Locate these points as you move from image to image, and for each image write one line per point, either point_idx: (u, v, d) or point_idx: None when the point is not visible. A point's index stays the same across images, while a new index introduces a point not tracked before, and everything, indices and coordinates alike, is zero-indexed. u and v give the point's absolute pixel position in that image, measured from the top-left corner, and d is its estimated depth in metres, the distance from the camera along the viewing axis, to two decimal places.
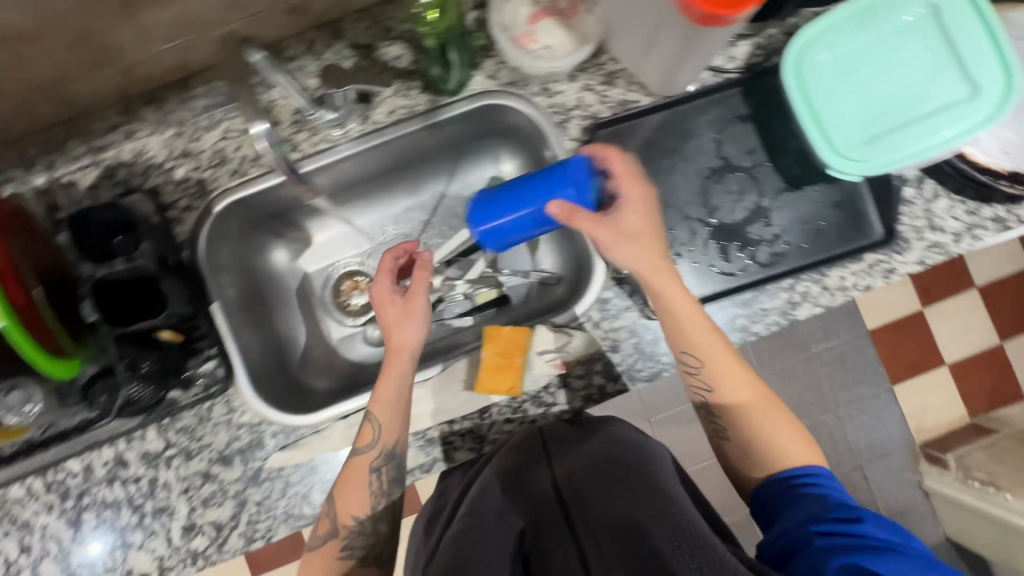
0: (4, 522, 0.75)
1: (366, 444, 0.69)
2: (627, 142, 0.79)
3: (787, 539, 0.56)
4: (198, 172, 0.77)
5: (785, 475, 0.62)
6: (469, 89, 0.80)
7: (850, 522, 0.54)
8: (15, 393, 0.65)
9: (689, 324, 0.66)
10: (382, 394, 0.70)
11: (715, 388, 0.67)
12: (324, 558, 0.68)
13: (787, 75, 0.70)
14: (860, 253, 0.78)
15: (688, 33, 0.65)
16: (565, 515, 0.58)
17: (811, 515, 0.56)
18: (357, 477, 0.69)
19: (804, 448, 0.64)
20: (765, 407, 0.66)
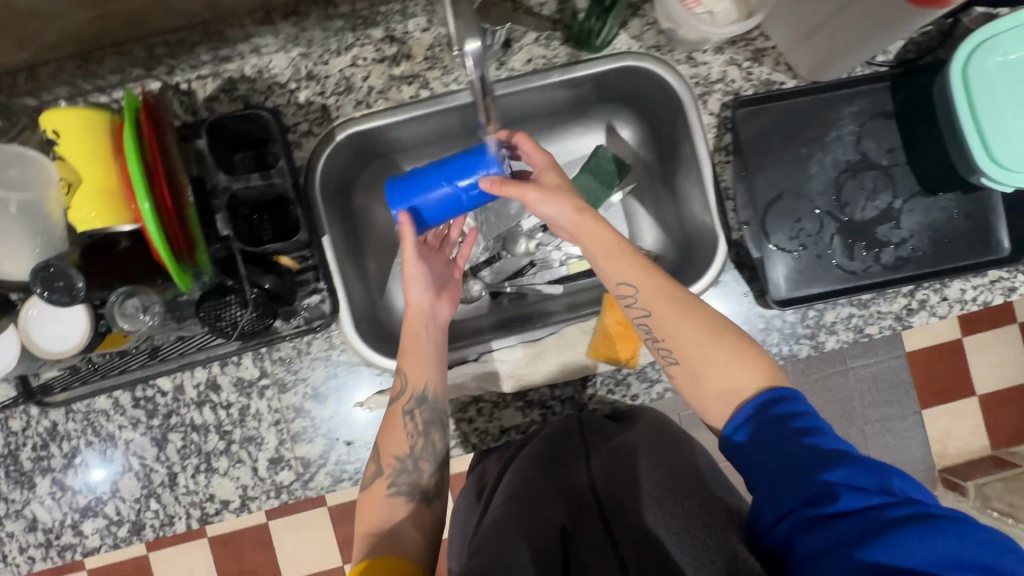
0: (88, 433, 0.73)
1: (397, 391, 0.68)
2: (768, 124, 0.76)
3: (784, 529, 0.47)
4: (321, 97, 0.74)
5: (752, 405, 0.55)
6: (612, 47, 0.77)
7: (826, 501, 0.45)
8: (132, 300, 0.62)
9: (679, 305, 0.62)
10: (406, 346, 0.70)
11: (685, 357, 0.61)
12: (375, 498, 0.63)
13: (958, 74, 0.68)
14: (987, 268, 0.76)
15: (885, 12, 0.62)
16: (601, 516, 0.57)
17: (800, 489, 0.47)
18: (392, 419, 0.67)
19: (761, 372, 0.57)
20: (713, 343, 0.59)
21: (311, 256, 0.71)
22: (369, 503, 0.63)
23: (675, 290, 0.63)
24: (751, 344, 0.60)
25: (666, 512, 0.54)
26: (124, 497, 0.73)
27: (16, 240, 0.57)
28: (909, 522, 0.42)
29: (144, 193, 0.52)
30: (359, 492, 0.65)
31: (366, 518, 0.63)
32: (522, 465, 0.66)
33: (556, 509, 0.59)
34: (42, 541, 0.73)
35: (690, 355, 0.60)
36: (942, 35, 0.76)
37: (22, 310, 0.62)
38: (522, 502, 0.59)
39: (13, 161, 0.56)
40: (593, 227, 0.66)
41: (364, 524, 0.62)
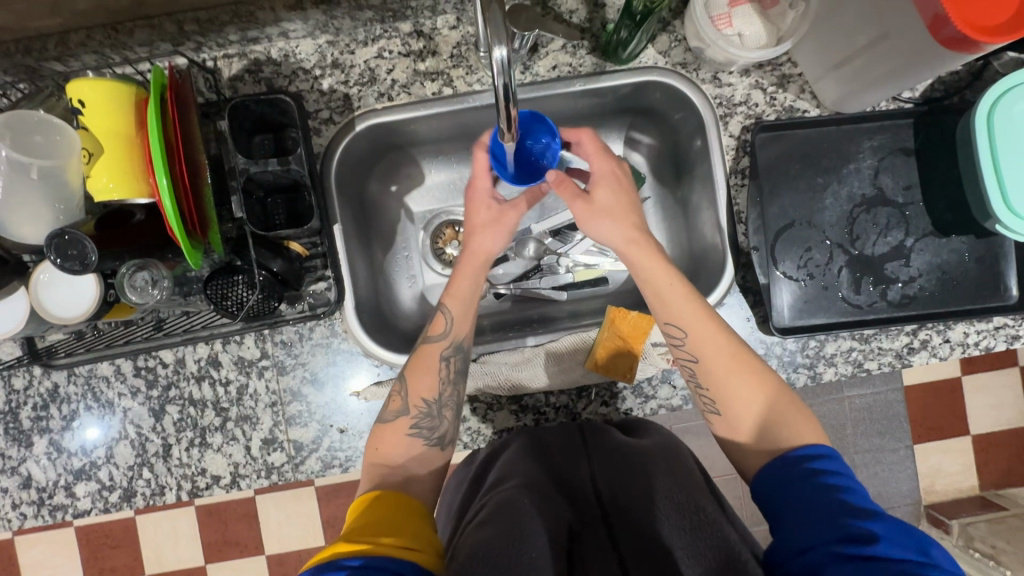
0: (87, 397, 0.74)
1: (438, 333, 0.69)
2: (785, 150, 0.76)
3: (806, 557, 0.48)
4: (345, 86, 0.74)
5: (791, 454, 0.56)
6: (638, 60, 0.76)
7: (861, 542, 0.46)
8: (142, 273, 0.63)
9: (714, 343, 0.63)
10: (456, 289, 0.71)
11: (724, 402, 0.62)
12: (397, 434, 0.64)
13: (981, 112, 0.69)
14: (992, 315, 0.75)
15: (918, 54, 0.62)
16: (604, 519, 0.61)
17: (828, 527, 0.48)
18: (430, 362, 0.67)
19: (806, 427, 0.58)
20: (761, 389, 0.61)
21: (320, 244, 0.73)
22: (392, 434, 0.64)
23: (726, 339, 0.63)
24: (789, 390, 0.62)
25: (670, 522, 0.56)
26: (118, 463, 0.75)
27: (34, 205, 0.58)
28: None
29: (163, 169, 0.53)
30: (379, 423, 0.66)
31: (383, 448, 0.64)
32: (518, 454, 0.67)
33: (564, 509, 0.61)
34: (35, 499, 0.74)
35: (735, 399, 0.61)
36: (971, 77, 0.76)
37: (33, 273, 0.64)
38: (533, 495, 0.60)
39: (40, 128, 0.58)
40: (644, 261, 0.67)
41: (378, 455, 0.64)
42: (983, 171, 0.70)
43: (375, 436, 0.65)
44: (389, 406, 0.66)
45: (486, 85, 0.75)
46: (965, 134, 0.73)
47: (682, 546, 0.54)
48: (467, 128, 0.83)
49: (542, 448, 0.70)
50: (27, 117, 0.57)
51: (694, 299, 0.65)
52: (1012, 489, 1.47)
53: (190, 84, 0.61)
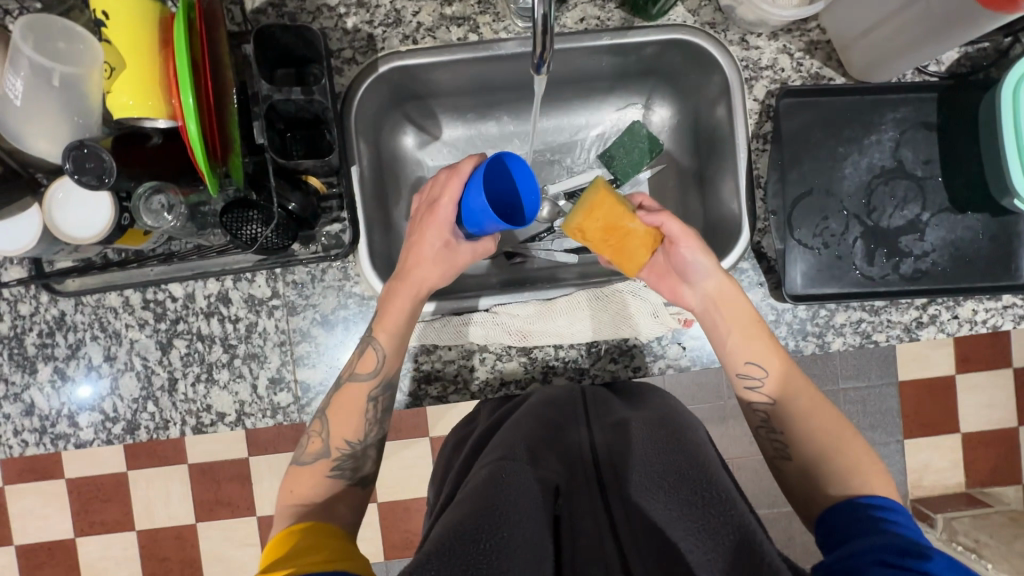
0: (94, 327, 0.74)
1: (367, 371, 0.67)
2: (809, 116, 0.76)
3: (845, 560, 0.48)
4: (370, 26, 0.73)
5: (856, 502, 0.57)
6: (667, 17, 0.76)
7: (913, 557, 0.45)
8: (158, 196, 0.62)
9: (806, 397, 0.66)
10: (386, 321, 0.68)
11: (801, 451, 0.64)
12: (313, 473, 0.65)
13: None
14: (1002, 293, 0.76)
15: (951, 18, 0.62)
16: (601, 492, 0.59)
17: (874, 545, 0.48)
18: (355, 402, 0.67)
19: (876, 478, 0.60)
20: (837, 439, 0.63)
21: (337, 184, 0.72)
22: (307, 476, 0.65)
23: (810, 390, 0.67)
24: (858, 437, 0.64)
25: (662, 500, 0.54)
26: (123, 395, 0.74)
27: (50, 115, 0.57)
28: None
29: (189, 88, 0.52)
30: (296, 464, 0.66)
31: (298, 489, 0.65)
32: (518, 420, 0.66)
33: (556, 471, 0.61)
34: (37, 427, 0.74)
35: (809, 448, 0.64)
36: (998, 54, 0.76)
37: (48, 191, 0.63)
38: (524, 463, 0.58)
39: (64, 35, 0.57)
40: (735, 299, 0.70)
41: (294, 497, 0.64)
42: (1005, 122, 0.69)
43: (290, 478, 0.66)
44: (308, 448, 0.66)
45: (513, 34, 0.75)
46: (989, 110, 0.72)
47: (684, 523, 0.51)
48: (488, 80, 0.82)
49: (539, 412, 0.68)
50: (52, 24, 0.57)
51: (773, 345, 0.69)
52: (998, 488, 1.48)
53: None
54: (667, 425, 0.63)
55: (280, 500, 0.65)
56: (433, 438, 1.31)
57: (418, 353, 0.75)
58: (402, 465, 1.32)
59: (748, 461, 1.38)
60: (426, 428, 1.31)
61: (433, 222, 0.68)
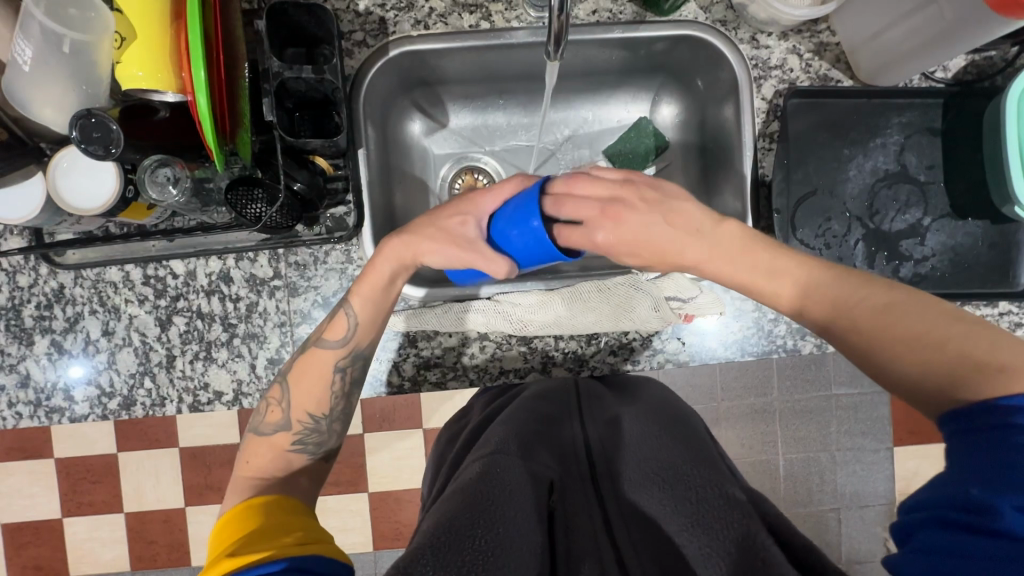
0: (94, 301, 0.73)
1: (335, 337, 0.66)
2: (815, 117, 0.76)
3: (908, 521, 0.44)
4: (382, 9, 0.73)
5: (983, 404, 0.44)
6: (678, 12, 0.76)
7: (981, 515, 0.40)
8: (164, 169, 0.62)
9: (879, 305, 0.53)
10: (363, 284, 0.66)
11: (903, 368, 0.51)
12: (272, 446, 0.65)
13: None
14: (999, 300, 0.77)
15: (965, 18, 0.62)
16: (592, 477, 0.60)
17: (948, 488, 0.42)
18: (320, 369, 0.66)
19: (1023, 371, 0.44)
20: (944, 340, 0.49)
21: (345, 167, 0.72)
22: (264, 448, 0.65)
23: (885, 296, 0.54)
24: (995, 338, 0.47)
25: (655, 494, 0.54)
26: (119, 370, 0.74)
27: (58, 85, 0.57)
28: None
29: (202, 63, 0.52)
30: (254, 433, 0.66)
31: (252, 462, 0.65)
32: (517, 411, 0.66)
33: (547, 464, 0.60)
34: (32, 399, 0.74)
35: (898, 360, 0.51)
36: (1004, 63, 0.76)
37: (53, 160, 0.62)
38: (516, 457, 0.58)
39: (75, 2, 0.56)
40: (724, 238, 0.63)
41: (249, 469, 0.64)
42: (1009, 128, 0.70)
43: (247, 448, 0.65)
44: (266, 418, 0.66)
45: (524, 23, 0.75)
46: (993, 118, 0.73)
47: (679, 518, 0.51)
48: (498, 69, 0.81)
49: (531, 407, 0.68)
50: None
51: (796, 263, 0.60)
52: None
53: None
54: (662, 425, 0.65)
55: (236, 471, 0.65)
56: (426, 430, 1.30)
57: (418, 338, 0.75)
58: (394, 456, 1.31)
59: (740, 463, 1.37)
60: (419, 420, 1.30)
61: (468, 202, 0.67)
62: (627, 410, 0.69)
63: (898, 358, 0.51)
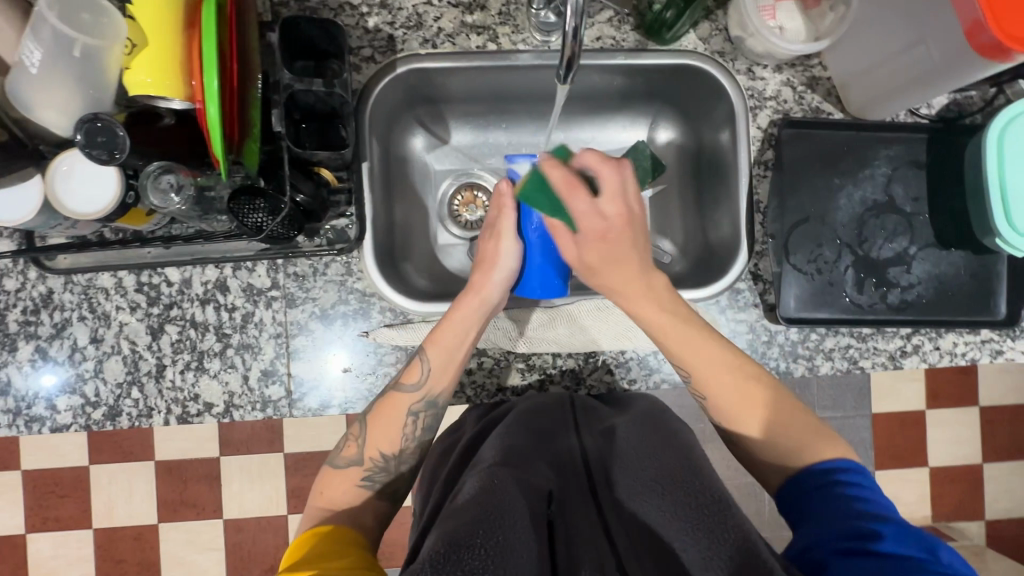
0: (83, 307, 0.71)
1: (412, 381, 0.66)
2: (807, 148, 0.79)
3: (808, 555, 0.50)
4: (390, 27, 0.74)
5: (815, 469, 0.58)
6: (679, 43, 0.79)
7: (867, 539, 0.48)
8: (167, 176, 0.62)
9: (753, 403, 0.62)
10: (437, 337, 0.67)
11: (767, 437, 0.61)
12: (346, 480, 0.64)
13: (1007, 112, 0.72)
14: (980, 328, 0.80)
15: (951, 60, 0.66)
16: (592, 490, 0.61)
17: (833, 528, 0.50)
18: (397, 409, 0.66)
19: (821, 443, 0.59)
20: (787, 425, 0.61)
21: (349, 179, 0.73)
22: (340, 481, 0.64)
23: (755, 385, 0.63)
24: (805, 409, 0.63)
25: (656, 500, 0.54)
26: (106, 379, 0.72)
27: (66, 88, 0.56)
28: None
29: (214, 72, 0.52)
30: (330, 468, 0.66)
31: (328, 493, 0.64)
32: (514, 422, 0.66)
33: (546, 475, 0.60)
34: (10, 408, 0.71)
35: (765, 431, 0.61)
36: (984, 102, 0.80)
37: (52, 163, 0.61)
38: (511, 468, 0.57)
39: (90, 7, 0.56)
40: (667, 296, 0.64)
41: (323, 500, 0.64)
42: (989, 171, 0.73)
43: (321, 480, 0.65)
44: (344, 452, 0.66)
45: (530, 46, 0.77)
46: (974, 155, 0.76)
47: (679, 522, 0.51)
48: (500, 89, 0.83)
49: (528, 422, 0.67)
50: None
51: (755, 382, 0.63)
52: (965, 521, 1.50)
53: None
54: (658, 429, 0.63)
55: (310, 501, 0.65)
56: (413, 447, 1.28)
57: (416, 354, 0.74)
58: None
59: None
60: None
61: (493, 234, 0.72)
62: (621, 420, 0.68)
63: (762, 428, 0.61)
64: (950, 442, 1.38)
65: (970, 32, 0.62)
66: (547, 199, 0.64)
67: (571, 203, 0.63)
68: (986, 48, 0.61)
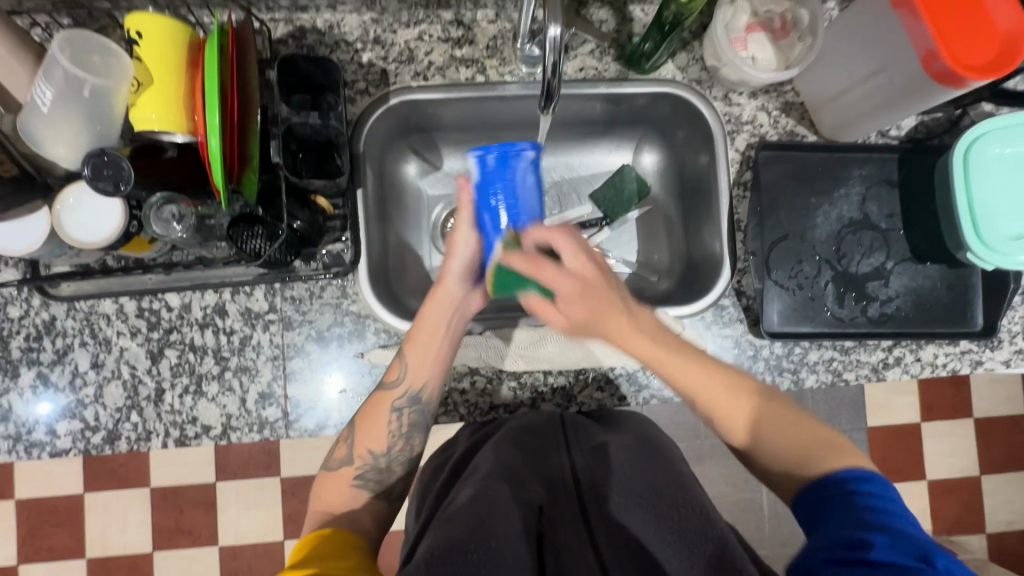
0: (84, 333, 0.73)
1: (393, 380, 0.69)
2: (784, 168, 0.83)
3: (801, 564, 0.50)
4: (383, 61, 0.78)
5: (832, 477, 0.56)
6: (658, 72, 0.83)
7: (861, 548, 0.48)
8: (169, 207, 0.64)
9: (752, 408, 0.64)
10: (414, 336, 0.70)
11: (780, 455, 0.61)
12: (339, 483, 0.66)
13: (970, 134, 0.76)
14: (958, 339, 0.82)
15: (912, 86, 0.70)
16: (580, 504, 0.61)
17: (829, 536, 0.50)
18: (380, 409, 0.68)
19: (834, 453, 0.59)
20: (799, 437, 0.61)
21: (344, 206, 0.75)
22: (334, 482, 0.66)
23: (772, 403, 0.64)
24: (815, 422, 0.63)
25: (642, 516, 0.57)
26: (106, 404, 0.73)
27: (74, 125, 0.60)
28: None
29: (216, 108, 0.55)
30: (325, 471, 0.67)
31: (325, 495, 0.65)
32: (505, 440, 0.67)
33: (537, 491, 0.61)
34: (11, 434, 0.72)
35: (774, 446, 0.62)
36: (950, 123, 0.84)
37: (59, 195, 0.64)
38: (507, 483, 0.60)
39: (99, 49, 0.59)
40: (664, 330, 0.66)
41: (318, 503, 0.65)
42: (958, 189, 0.76)
43: (316, 484, 0.67)
44: (334, 454, 0.68)
45: (517, 77, 0.81)
46: (943, 172, 0.80)
47: (662, 535, 0.55)
48: (489, 117, 0.86)
49: (519, 439, 0.68)
50: (90, 39, 0.59)
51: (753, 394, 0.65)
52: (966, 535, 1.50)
53: (250, 28, 0.63)
54: (648, 448, 0.66)
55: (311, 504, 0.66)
56: None
57: None
58: None
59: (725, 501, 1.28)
60: None
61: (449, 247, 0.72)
62: (614, 437, 0.68)
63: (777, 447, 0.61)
64: (946, 455, 1.38)
65: (927, 62, 0.66)
66: (534, 282, 0.63)
67: (545, 276, 0.62)
68: (942, 76, 0.66)
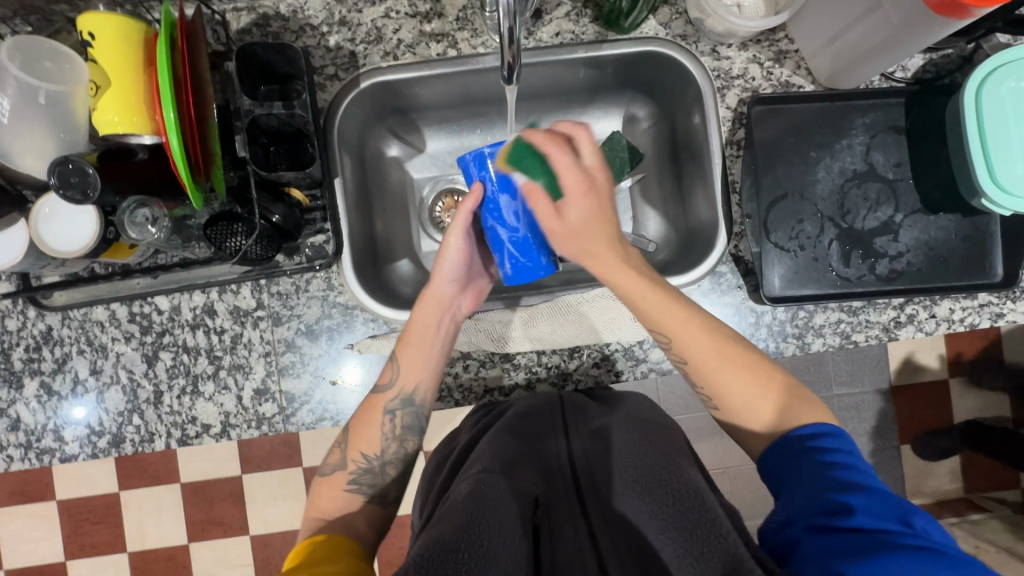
0: (81, 341, 0.74)
1: (386, 383, 0.68)
2: (779, 123, 0.78)
3: (784, 533, 0.50)
4: (351, 43, 0.76)
5: (794, 434, 0.57)
6: (639, 30, 0.79)
7: (838, 515, 0.48)
8: (143, 210, 0.64)
9: (765, 387, 0.60)
10: (406, 339, 0.69)
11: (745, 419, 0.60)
12: (334, 487, 0.66)
13: (995, 57, 0.69)
14: (976, 292, 0.77)
15: (909, 23, 0.65)
16: (577, 488, 0.61)
17: (805, 502, 0.50)
18: (373, 414, 0.68)
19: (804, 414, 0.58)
20: (794, 411, 0.59)
21: (321, 197, 0.74)
22: (328, 489, 0.66)
23: (779, 379, 0.61)
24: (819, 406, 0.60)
25: (635, 499, 0.55)
26: (109, 409, 0.74)
27: (37, 133, 0.59)
28: (914, 550, 0.44)
29: (171, 103, 0.54)
30: (320, 476, 0.67)
31: (320, 502, 0.65)
32: (506, 426, 0.66)
33: (534, 481, 0.61)
34: (22, 442, 0.74)
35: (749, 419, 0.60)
36: (961, 60, 0.78)
37: (35, 206, 0.64)
38: (505, 473, 0.58)
39: (51, 55, 0.59)
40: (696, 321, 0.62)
41: (317, 510, 0.65)
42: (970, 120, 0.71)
43: (314, 490, 0.67)
44: (330, 459, 0.68)
45: (490, 48, 0.77)
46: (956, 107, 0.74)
47: (657, 522, 0.51)
48: (467, 92, 0.83)
49: (517, 427, 0.66)
50: (40, 44, 0.59)
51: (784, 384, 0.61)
52: None
53: (201, 19, 0.61)
54: (648, 432, 0.62)
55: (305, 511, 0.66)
56: None
57: None
58: None
59: (745, 469, 1.25)
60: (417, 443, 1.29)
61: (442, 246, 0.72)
62: (612, 419, 0.66)
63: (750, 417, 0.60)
64: (977, 411, 1.33)
65: None
66: (540, 167, 0.64)
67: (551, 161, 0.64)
68: (945, 5, 0.60)
